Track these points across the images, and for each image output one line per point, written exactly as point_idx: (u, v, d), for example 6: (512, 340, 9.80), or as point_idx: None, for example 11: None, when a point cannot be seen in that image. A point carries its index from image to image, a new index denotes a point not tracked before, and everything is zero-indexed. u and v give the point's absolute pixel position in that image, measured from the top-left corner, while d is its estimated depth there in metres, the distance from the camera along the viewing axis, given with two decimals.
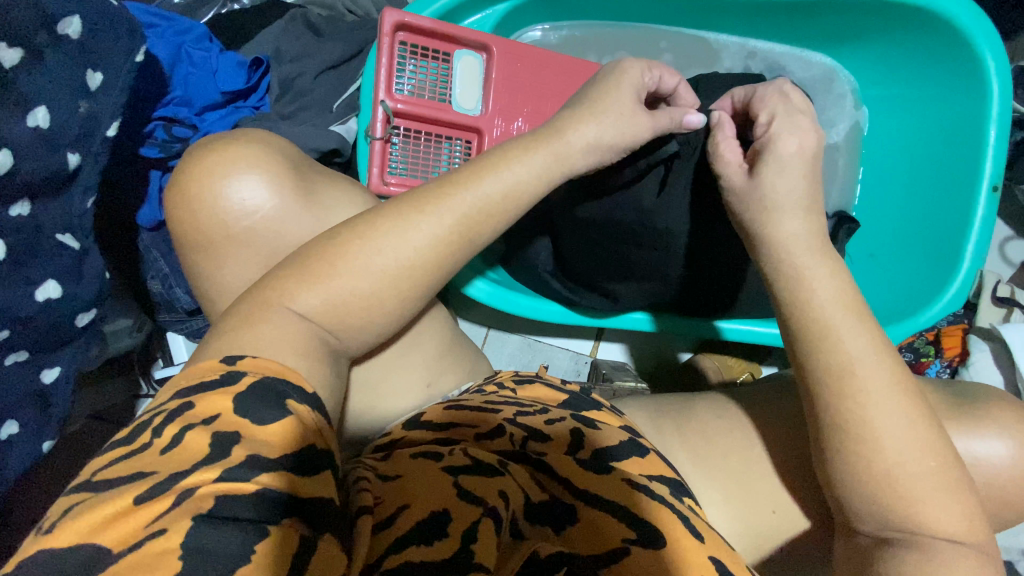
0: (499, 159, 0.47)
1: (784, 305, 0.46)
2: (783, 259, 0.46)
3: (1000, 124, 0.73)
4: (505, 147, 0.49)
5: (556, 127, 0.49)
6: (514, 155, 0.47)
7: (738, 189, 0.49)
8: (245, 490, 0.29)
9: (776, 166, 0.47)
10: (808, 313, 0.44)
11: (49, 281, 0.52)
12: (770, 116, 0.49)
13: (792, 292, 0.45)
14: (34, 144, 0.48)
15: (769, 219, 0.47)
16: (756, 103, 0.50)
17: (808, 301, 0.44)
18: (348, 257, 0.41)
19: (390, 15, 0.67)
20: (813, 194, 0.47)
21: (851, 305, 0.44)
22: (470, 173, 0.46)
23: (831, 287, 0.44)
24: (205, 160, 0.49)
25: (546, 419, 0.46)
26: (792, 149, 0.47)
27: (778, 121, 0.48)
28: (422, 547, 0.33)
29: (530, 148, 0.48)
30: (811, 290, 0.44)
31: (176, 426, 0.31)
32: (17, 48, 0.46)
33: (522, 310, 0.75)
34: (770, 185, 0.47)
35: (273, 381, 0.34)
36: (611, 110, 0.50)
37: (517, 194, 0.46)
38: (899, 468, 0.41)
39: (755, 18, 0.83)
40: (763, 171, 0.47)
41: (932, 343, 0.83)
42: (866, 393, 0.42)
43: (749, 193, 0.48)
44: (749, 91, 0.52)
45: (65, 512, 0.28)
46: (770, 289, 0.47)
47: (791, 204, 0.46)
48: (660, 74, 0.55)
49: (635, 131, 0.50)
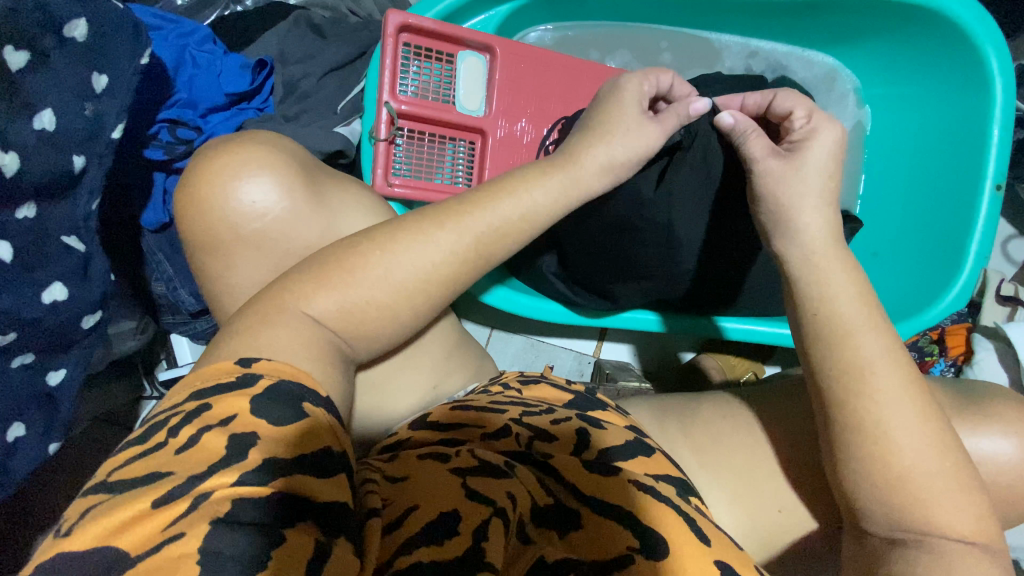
0: (521, 184, 0.47)
1: (802, 299, 0.46)
2: (796, 256, 0.46)
3: (1004, 122, 0.73)
4: (524, 170, 0.50)
5: (572, 157, 0.51)
6: (531, 178, 0.48)
7: (773, 173, 0.48)
8: (260, 493, 0.29)
9: (818, 147, 0.47)
10: (825, 313, 0.45)
11: (55, 283, 0.52)
12: (806, 110, 0.49)
13: (812, 291, 0.45)
14: (40, 146, 0.48)
15: (780, 219, 0.47)
16: (778, 103, 0.51)
17: (824, 301, 0.45)
18: (358, 258, 0.41)
19: (394, 15, 0.67)
20: (822, 192, 0.47)
21: (866, 303, 0.45)
22: (485, 195, 0.46)
23: (842, 281, 0.45)
24: (215, 162, 0.49)
25: (552, 419, 0.46)
26: (833, 141, 0.48)
27: (818, 115, 0.49)
28: (431, 547, 0.33)
29: (546, 173, 0.48)
30: (827, 291, 0.45)
31: (192, 428, 0.31)
32: (23, 51, 0.46)
33: (523, 309, 0.75)
34: (811, 167, 0.47)
35: (291, 385, 0.34)
36: (618, 129, 0.51)
37: (525, 194, 0.46)
38: (913, 470, 0.41)
39: (757, 18, 0.83)
40: (806, 157, 0.47)
41: (936, 342, 0.83)
42: (880, 394, 0.42)
43: (785, 177, 0.47)
44: (764, 95, 0.53)
45: (83, 514, 0.28)
46: (787, 286, 0.48)
47: (821, 194, 0.47)
48: (656, 78, 0.55)
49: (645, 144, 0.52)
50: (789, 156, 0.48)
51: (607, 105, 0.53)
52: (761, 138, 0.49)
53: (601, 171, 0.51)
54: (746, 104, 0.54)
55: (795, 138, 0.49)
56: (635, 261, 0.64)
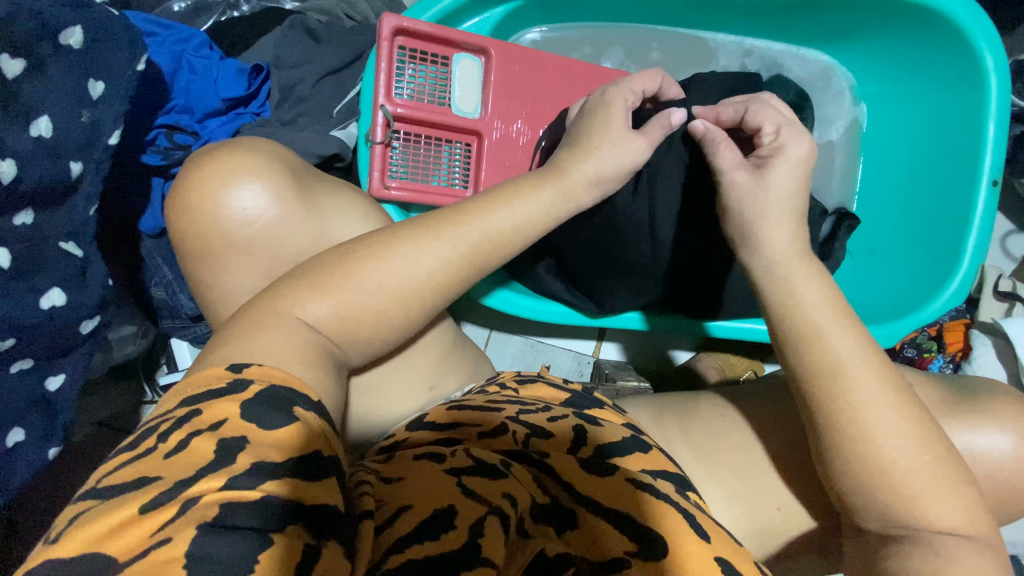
0: (513, 192, 0.48)
1: (773, 313, 0.46)
2: (783, 256, 0.46)
3: (999, 119, 0.73)
4: (515, 180, 0.51)
5: (558, 168, 0.51)
6: (527, 191, 0.48)
7: (743, 187, 0.48)
8: (251, 497, 0.29)
9: (785, 167, 0.47)
10: (798, 316, 0.44)
11: (54, 289, 0.52)
12: (774, 126, 0.49)
13: (783, 300, 0.45)
14: (36, 153, 0.48)
15: (755, 230, 0.47)
16: (749, 116, 0.50)
17: (799, 304, 0.45)
18: (348, 263, 0.41)
19: (388, 20, 0.67)
20: (798, 205, 0.47)
21: (841, 310, 0.44)
22: (482, 203, 0.46)
23: (812, 288, 0.45)
24: (204, 170, 0.49)
25: (548, 417, 0.47)
26: (799, 157, 0.48)
27: (786, 131, 0.49)
28: (424, 542, 0.33)
29: (537, 184, 0.49)
30: (802, 292, 0.45)
31: (183, 432, 0.32)
32: (19, 59, 0.46)
33: (524, 311, 0.75)
34: (775, 185, 0.47)
35: (280, 390, 0.34)
36: (605, 144, 0.52)
37: (524, 208, 0.47)
38: (896, 466, 0.41)
39: (751, 16, 0.83)
40: (771, 171, 0.47)
41: (934, 338, 0.82)
42: (855, 393, 0.42)
43: (750, 196, 0.47)
44: (736, 107, 0.52)
45: (72, 521, 0.28)
46: (759, 297, 0.47)
47: (785, 210, 0.47)
48: (641, 86, 0.57)
49: (631, 155, 0.53)
50: (756, 172, 0.48)
51: (593, 121, 0.54)
52: (732, 147, 0.50)
53: (589, 177, 0.51)
54: (720, 116, 0.53)
55: (762, 154, 0.49)
56: (629, 260, 0.65)
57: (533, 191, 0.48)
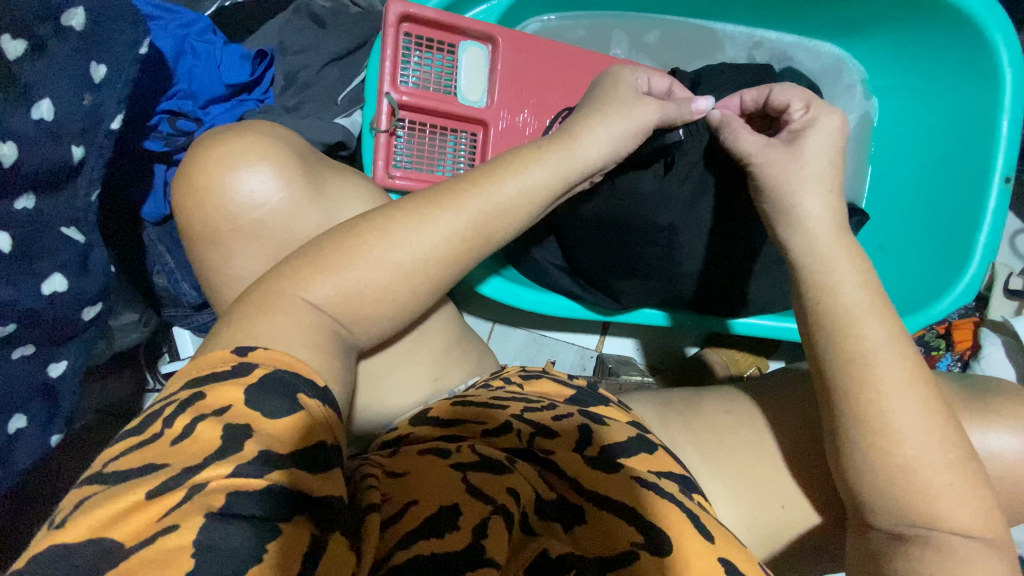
0: (516, 162, 0.46)
1: (806, 294, 0.45)
2: (806, 249, 0.46)
3: (1013, 114, 0.72)
4: (516, 148, 0.48)
5: (569, 132, 0.49)
6: (527, 158, 0.47)
7: (772, 161, 0.48)
8: (256, 485, 0.29)
9: (817, 141, 0.47)
10: (838, 299, 0.44)
11: (55, 274, 0.51)
12: (803, 102, 0.49)
13: (820, 279, 0.44)
14: (37, 137, 0.48)
15: (788, 209, 0.47)
16: (776, 96, 0.50)
17: (836, 288, 0.44)
18: (352, 241, 0.41)
19: (395, 5, 0.66)
20: (833, 180, 0.47)
21: (861, 296, 0.44)
22: (487, 175, 0.45)
23: (853, 276, 0.44)
24: (211, 153, 0.49)
25: (553, 415, 0.46)
26: (831, 131, 0.47)
27: (816, 105, 0.49)
28: (431, 539, 0.32)
29: (542, 152, 0.47)
30: (838, 278, 0.44)
31: (188, 417, 0.31)
32: (20, 39, 0.45)
33: (526, 303, 0.74)
34: (810, 158, 0.47)
35: (285, 374, 0.34)
36: (616, 112, 0.50)
37: (530, 181, 0.46)
38: (916, 461, 0.40)
39: (764, 6, 0.82)
40: (804, 145, 0.47)
41: (943, 335, 0.82)
42: (886, 384, 0.41)
43: (782, 167, 0.47)
44: (761, 90, 0.52)
45: (78, 505, 0.28)
46: (795, 285, 0.47)
47: (821, 180, 0.46)
48: (648, 78, 0.56)
49: (644, 120, 0.51)
50: (788, 147, 0.48)
51: (602, 91, 0.53)
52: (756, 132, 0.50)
53: (597, 147, 0.49)
54: (743, 102, 0.54)
55: (792, 130, 0.49)
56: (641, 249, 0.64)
57: (539, 165, 0.46)
